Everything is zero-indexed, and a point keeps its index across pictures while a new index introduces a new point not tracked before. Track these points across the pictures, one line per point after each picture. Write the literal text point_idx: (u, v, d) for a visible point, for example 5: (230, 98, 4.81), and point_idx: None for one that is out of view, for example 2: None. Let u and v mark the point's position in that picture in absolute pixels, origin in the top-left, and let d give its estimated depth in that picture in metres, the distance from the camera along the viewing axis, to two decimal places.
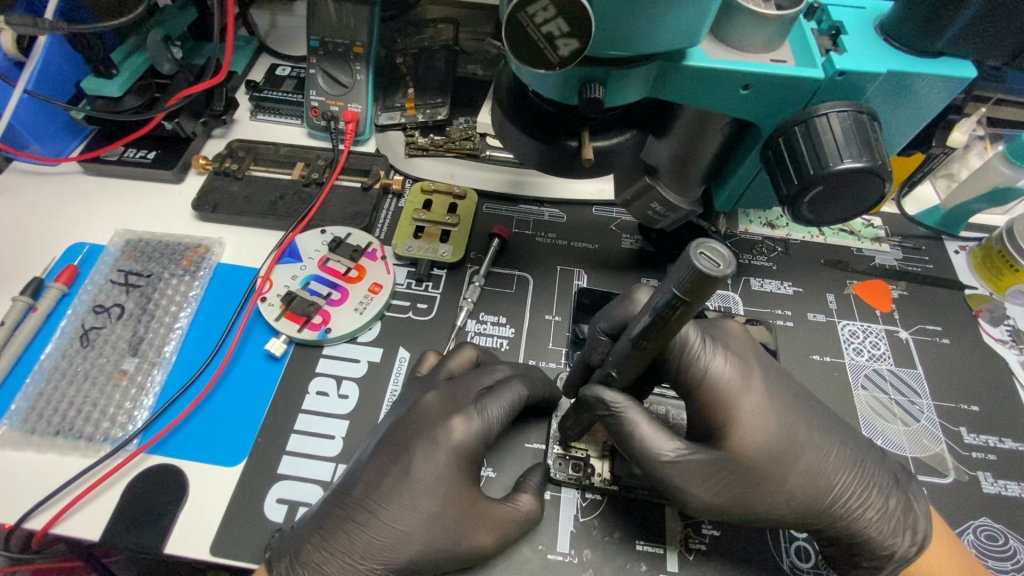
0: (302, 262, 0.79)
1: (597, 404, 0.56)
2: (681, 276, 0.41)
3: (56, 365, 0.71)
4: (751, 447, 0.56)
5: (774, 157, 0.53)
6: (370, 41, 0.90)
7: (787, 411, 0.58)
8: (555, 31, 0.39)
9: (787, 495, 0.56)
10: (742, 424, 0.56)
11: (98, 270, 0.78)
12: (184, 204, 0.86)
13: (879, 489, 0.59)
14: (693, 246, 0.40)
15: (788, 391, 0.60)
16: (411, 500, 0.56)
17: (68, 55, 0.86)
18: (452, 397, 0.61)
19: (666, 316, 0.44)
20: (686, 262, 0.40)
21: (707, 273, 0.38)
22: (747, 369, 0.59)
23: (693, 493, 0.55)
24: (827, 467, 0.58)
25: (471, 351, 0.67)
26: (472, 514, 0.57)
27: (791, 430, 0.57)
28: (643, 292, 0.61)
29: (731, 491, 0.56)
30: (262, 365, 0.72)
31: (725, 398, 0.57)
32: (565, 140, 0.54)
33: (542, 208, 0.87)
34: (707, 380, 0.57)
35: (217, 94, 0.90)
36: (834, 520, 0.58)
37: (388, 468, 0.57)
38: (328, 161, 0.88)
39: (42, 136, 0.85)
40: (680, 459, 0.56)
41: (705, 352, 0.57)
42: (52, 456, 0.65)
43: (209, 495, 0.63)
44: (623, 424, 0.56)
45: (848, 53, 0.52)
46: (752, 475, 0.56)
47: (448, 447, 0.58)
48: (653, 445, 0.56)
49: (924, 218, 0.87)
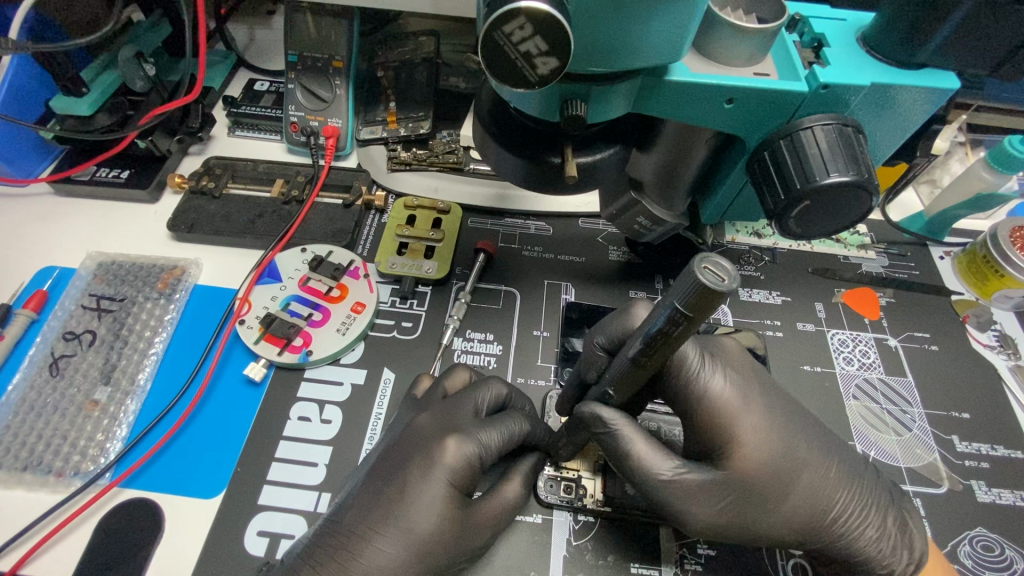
0: (281, 282, 0.76)
1: (591, 423, 0.55)
2: (684, 291, 0.39)
3: (24, 397, 0.68)
4: (753, 466, 0.54)
5: (760, 170, 0.53)
6: (349, 55, 0.88)
7: (788, 429, 0.57)
8: (533, 50, 0.38)
9: (787, 515, 0.55)
10: (744, 443, 0.55)
11: (68, 295, 0.76)
12: (161, 224, 0.83)
13: (877, 508, 0.58)
14: (697, 259, 0.39)
15: (787, 410, 0.59)
16: (406, 523, 0.54)
17: (36, 74, 0.83)
18: (446, 417, 0.59)
19: (667, 333, 0.42)
20: (689, 276, 0.39)
21: (712, 288, 0.38)
22: (747, 387, 0.58)
23: (693, 513, 0.54)
24: (827, 486, 0.57)
25: (465, 372, 0.66)
26: (466, 536, 0.55)
27: (792, 449, 0.56)
28: (635, 307, 0.60)
29: (730, 511, 0.54)
30: (241, 390, 0.70)
31: (724, 416, 0.55)
32: (548, 157, 0.53)
33: (527, 221, 0.86)
34: (707, 399, 0.56)
35: (193, 111, 0.88)
36: (834, 538, 0.57)
37: (383, 491, 0.55)
38: (308, 178, 0.86)
39: (10, 157, 0.83)
40: (677, 479, 0.54)
41: (704, 370, 0.57)
42: (19, 493, 0.62)
43: (186, 529, 0.61)
44: (618, 442, 0.54)
45: (831, 66, 0.51)
46: (753, 495, 0.54)
47: (443, 468, 0.55)
48: (650, 464, 0.54)
49: (908, 224, 0.87)
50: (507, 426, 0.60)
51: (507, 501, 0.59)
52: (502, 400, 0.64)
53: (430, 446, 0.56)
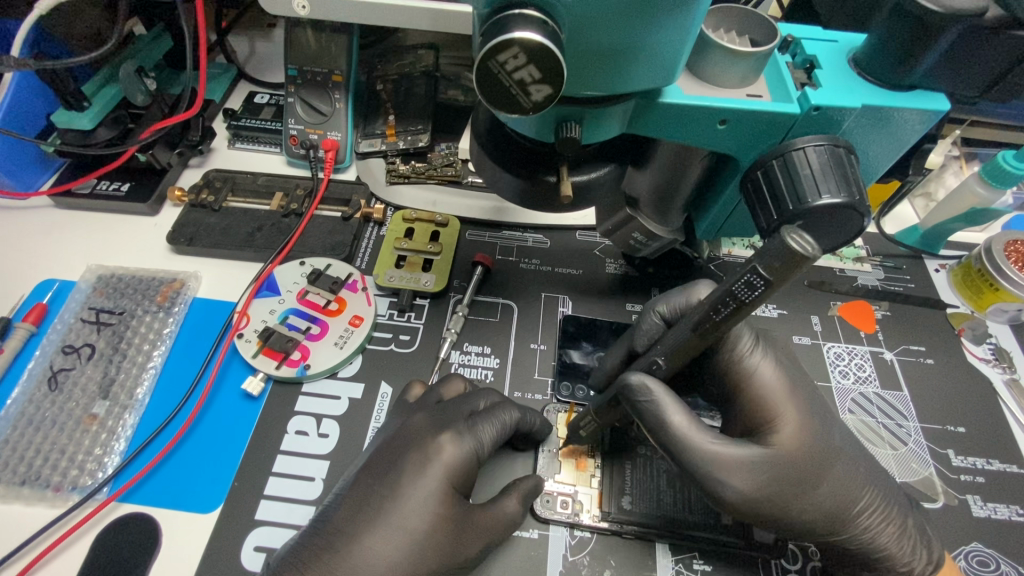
0: (280, 296, 0.77)
1: (637, 393, 0.54)
2: (768, 254, 0.40)
3: (23, 411, 0.68)
4: (794, 445, 0.56)
5: (753, 189, 0.53)
6: (349, 69, 0.89)
7: (824, 419, 0.59)
8: (527, 78, 0.39)
9: (818, 500, 0.56)
10: (786, 424, 0.56)
11: (68, 309, 0.76)
12: (160, 236, 0.84)
13: (897, 508, 0.60)
14: (782, 229, 0.40)
15: (823, 402, 0.61)
16: (397, 534, 0.54)
17: (38, 88, 0.84)
18: (439, 417, 0.60)
19: (741, 299, 0.43)
20: (776, 241, 0.39)
21: (803, 252, 0.38)
22: (792, 375, 0.60)
23: (731, 486, 0.54)
24: (856, 479, 0.58)
25: (461, 382, 0.67)
26: (460, 542, 0.55)
27: (829, 438, 0.58)
28: (698, 285, 0.62)
29: (769, 487, 0.54)
30: (239, 404, 0.70)
31: (770, 399, 0.57)
32: (543, 176, 0.53)
33: (525, 233, 0.87)
34: (755, 380, 0.58)
35: (193, 124, 0.89)
36: (857, 532, 0.58)
37: (373, 489, 0.56)
38: (307, 191, 0.87)
39: (11, 170, 0.83)
40: (718, 450, 0.54)
41: (755, 354, 0.58)
42: (17, 508, 0.63)
43: (182, 545, 0.61)
44: (660, 413, 0.54)
45: (822, 88, 0.52)
46: (791, 476, 0.55)
47: (441, 464, 0.57)
48: (692, 436, 0.54)
49: (903, 237, 0.88)
50: (501, 416, 0.61)
51: (506, 509, 0.59)
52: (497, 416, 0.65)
53: (425, 463, 0.56)
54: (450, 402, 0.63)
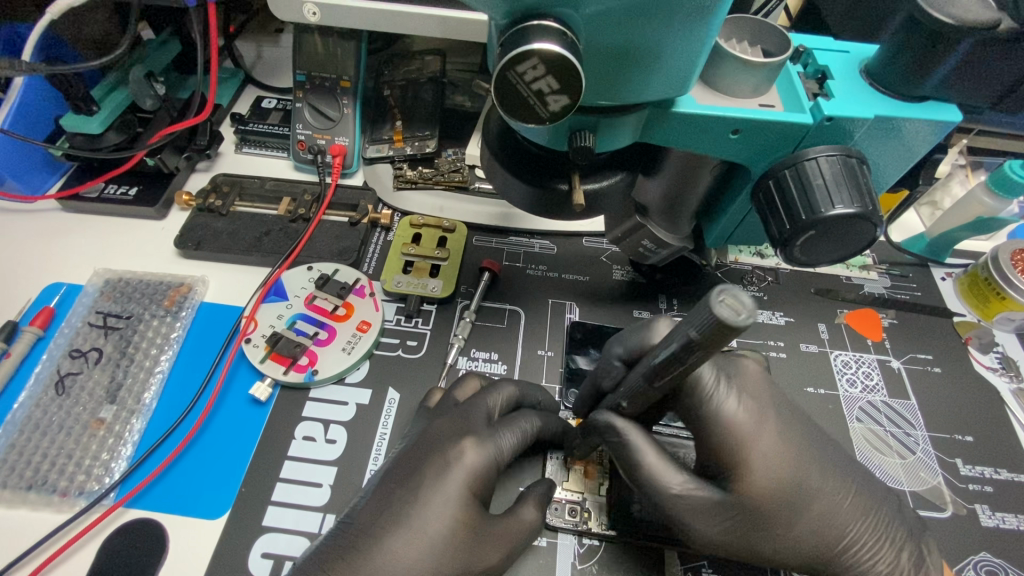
0: (288, 300, 0.77)
1: (604, 431, 0.57)
2: (700, 321, 0.40)
3: (30, 415, 0.68)
4: (760, 491, 0.55)
5: (765, 198, 0.53)
6: (357, 75, 0.89)
7: (801, 456, 0.57)
8: (545, 88, 0.39)
9: (794, 540, 0.57)
10: (755, 467, 0.55)
11: (75, 312, 0.76)
12: (167, 240, 0.84)
13: (891, 543, 0.59)
14: (714, 291, 0.40)
15: (803, 433, 0.60)
16: (405, 541, 0.53)
17: (46, 92, 0.84)
18: (456, 421, 0.60)
19: (680, 360, 0.43)
20: (706, 309, 0.39)
21: (729, 324, 0.38)
22: (761, 410, 0.58)
23: (696, 528, 0.56)
24: (840, 516, 0.58)
25: (476, 381, 0.67)
26: (471, 546, 0.55)
27: (803, 475, 0.57)
28: (657, 321, 0.58)
29: (734, 530, 0.56)
30: (246, 410, 0.70)
31: (737, 440, 0.55)
32: (555, 184, 0.53)
33: (532, 239, 0.87)
34: (719, 419, 0.56)
35: (201, 128, 0.89)
36: (843, 568, 0.58)
37: (394, 493, 0.56)
38: (314, 196, 0.87)
39: (18, 172, 0.83)
40: (686, 493, 0.56)
41: (720, 392, 0.56)
42: (23, 512, 0.62)
43: (188, 551, 0.61)
44: (628, 453, 0.56)
45: (835, 99, 0.52)
46: (758, 518, 0.55)
47: (464, 469, 0.57)
48: (660, 478, 0.56)
49: (910, 245, 0.88)
50: (521, 424, 0.62)
51: (516, 517, 0.58)
52: (513, 402, 0.66)
53: (434, 471, 0.56)
54: (464, 404, 0.63)
